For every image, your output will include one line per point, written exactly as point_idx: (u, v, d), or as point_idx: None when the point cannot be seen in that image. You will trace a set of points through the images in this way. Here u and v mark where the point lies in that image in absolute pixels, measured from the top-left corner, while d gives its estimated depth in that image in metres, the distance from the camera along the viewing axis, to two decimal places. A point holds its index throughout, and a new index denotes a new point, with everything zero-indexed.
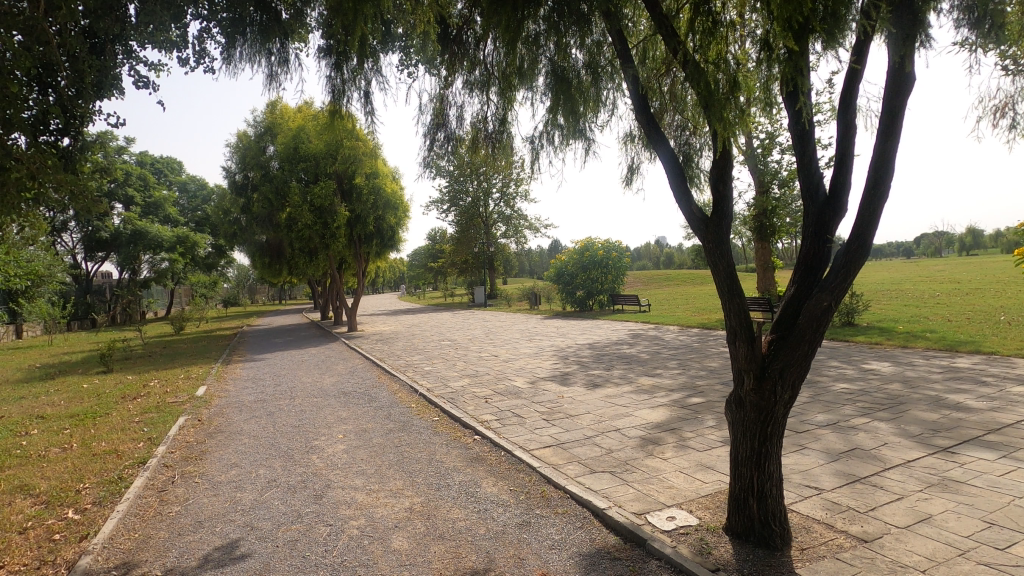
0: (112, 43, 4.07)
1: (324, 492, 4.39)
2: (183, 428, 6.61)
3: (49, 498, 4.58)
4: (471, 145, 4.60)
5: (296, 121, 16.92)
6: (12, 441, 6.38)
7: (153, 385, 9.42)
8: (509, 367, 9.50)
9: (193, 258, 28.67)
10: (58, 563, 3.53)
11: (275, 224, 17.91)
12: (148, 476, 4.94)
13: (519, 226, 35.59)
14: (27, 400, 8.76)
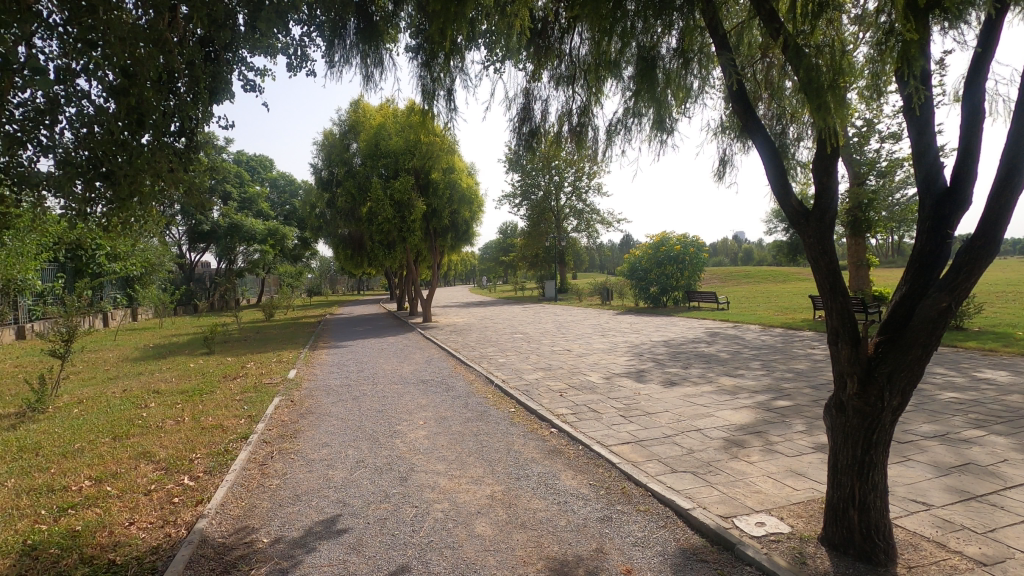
0: (225, 52, 4.43)
1: (409, 475, 4.57)
2: (279, 407, 7.10)
3: (168, 465, 5.07)
4: (555, 138, 4.61)
5: (377, 119, 17.60)
6: (135, 412, 7.11)
7: (250, 367, 10.17)
8: (583, 362, 9.46)
9: (283, 250, 30.56)
10: (179, 523, 3.90)
11: (357, 218, 18.72)
12: (250, 451, 5.35)
13: (591, 220, 35.29)
14: (144, 376, 9.72)
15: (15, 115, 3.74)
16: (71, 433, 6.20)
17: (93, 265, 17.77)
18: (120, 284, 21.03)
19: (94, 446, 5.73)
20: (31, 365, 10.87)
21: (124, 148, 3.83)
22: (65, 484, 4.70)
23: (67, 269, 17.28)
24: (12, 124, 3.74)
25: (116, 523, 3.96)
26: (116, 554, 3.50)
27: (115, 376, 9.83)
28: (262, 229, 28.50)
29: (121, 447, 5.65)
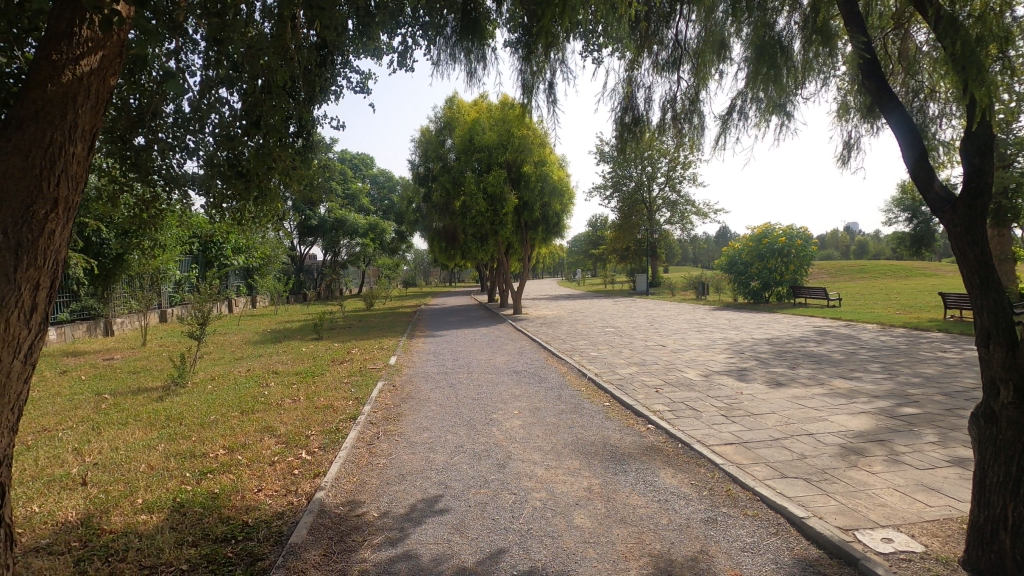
0: (335, 54, 4.66)
1: (506, 462, 4.66)
2: (382, 391, 7.52)
3: (288, 440, 5.54)
4: (657, 128, 4.46)
5: (472, 115, 17.97)
6: (258, 390, 7.83)
7: (356, 352, 10.85)
8: (680, 358, 9.14)
9: (382, 243, 32.20)
10: (300, 493, 4.26)
11: (451, 212, 19.27)
12: (358, 431, 5.70)
13: (685, 212, 33.93)
14: (264, 358, 10.67)
15: (166, 124, 4.23)
16: (207, 406, 6.95)
17: (221, 256, 19.72)
18: (242, 274, 23.18)
19: (226, 419, 6.38)
20: (172, 345, 12.29)
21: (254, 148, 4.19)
22: (203, 451, 5.28)
23: (199, 260, 19.32)
24: (164, 132, 4.25)
25: (247, 488, 4.40)
26: (248, 516, 3.89)
27: (240, 357, 10.89)
28: (363, 223, 30.25)
29: (248, 421, 6.25)
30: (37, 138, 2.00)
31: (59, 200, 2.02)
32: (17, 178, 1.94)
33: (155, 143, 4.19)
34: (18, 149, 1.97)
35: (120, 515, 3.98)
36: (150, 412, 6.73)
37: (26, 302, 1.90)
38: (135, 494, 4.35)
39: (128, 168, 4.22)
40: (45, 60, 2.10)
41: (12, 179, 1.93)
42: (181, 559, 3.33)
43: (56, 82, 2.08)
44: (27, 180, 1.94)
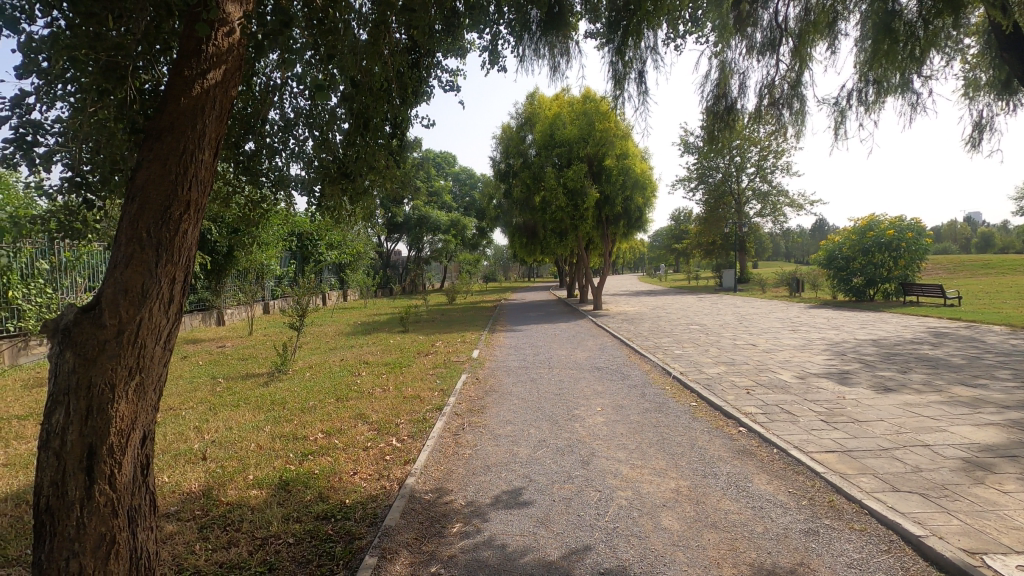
0: (425, 56, 4.78)
1: (590, 459, 4.64)
2: (466, 383, 7.73)
3: (379, 427, 5.83)
4: (751, 115, 4.23)
5: (553, 109, 17.93)
6: (351, 379, 8.30)
7: (440, 345, 11.21)
8: (772, 358, 8.65)
9: (463, 239, 32.96)
10: (392, 477, 4.47)
11: (531, 207, 19.37)
12: (444, 421, 5.89)
13: (778, 203, 31.97)
14: (355, 349, 11.28)
15: (271, 129, 4.56)
16: (306, 392, 7.47)
17: (316, 253, 21.04)
18: (334, 270, 24.62)
19: (323, 404, 6.83)
20: (275, 334, 13.30)
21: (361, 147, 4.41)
22: (304, 434, 5.69)
23: (297, 256, 20.71)
24: (269, 136, 4.58)
25: (344, 471, 4.68)
26: (345, 497, 4.14)
27: (334, 347, 11.59)
28: (445, 220, 31.14)
29: (343, 408, 6.64)
30: (173, 147, 2.22)
31: (190, 202, 2.23)
32: (157, 184, 2.16)
33: (262, 147, 4.54)
34: (157, 158, 2.20)
35: (234, 489, 4.37)
36: (258, 396, 7.34)
37: (167, 293, 2.12)
38: (246, 470, 4.76)
39: (240, 172, 4.60)
40: (179, 76, 2.33)
41: (153, 185, 2.16)
42: (287, 533, 3.60)
43: (187, 96, 2.30)
44: (166, 186, 2.17)
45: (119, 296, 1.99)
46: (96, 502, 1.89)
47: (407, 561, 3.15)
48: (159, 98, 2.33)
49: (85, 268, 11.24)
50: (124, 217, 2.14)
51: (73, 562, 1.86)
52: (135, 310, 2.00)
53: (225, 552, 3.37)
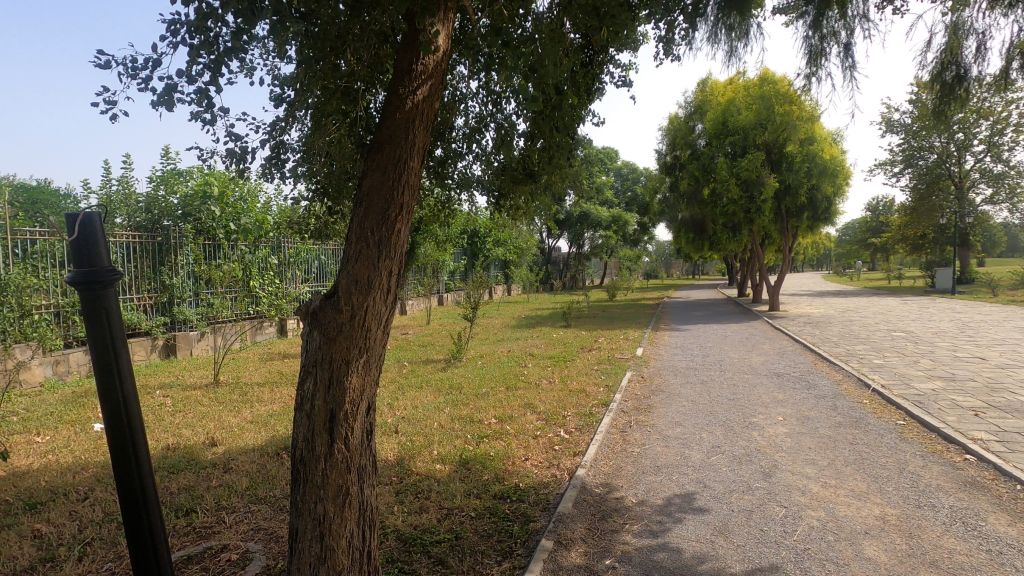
0: (597, 53, 4.79)
1: (772, 471, 4.29)
2: (631, 381, 7.64)
3: (547, 417, 6.04)
4: (992, 83, 3.53)
5: (726, 94, 16.78)
6: (518, 369, 8.70)
7: (602, 341, 11.21)
8: (1010, 376, 7.12)
9: (625, 235, 32.40)
10: (562, 467, 4.61)
11: (700, 200, 18.39)
12: (611, 417, 5.91)
13: (1017, 186, 26.14)
14: (521, 341, 11.79)
15: (456, 136, 4.97)
16: (479, 379, 8.01)
17: (484, 249, 22.29)
18: (500, 266, 25.89)
19: (495, 392, 7.28)
20: (449, 324, 14.47)
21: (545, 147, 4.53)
22: (479, 418, 6.12)
23: (468, 252, 22.21)
24: (455, 143, 5.00)
25: (516, 456, 4.94)
26: (520, 480, 4.38)
27: (502, 339, 12.25)
28: (607, 216, 30.98)
29: (513, 396, 6.98)
30: (391, 156, 2.55)
31: (403, 205, 2.54)
32: (379, 189, 2.50)
33: (450, 152, 4.98)
34: (378, 166, 2.54)
35: (422, 461, 4.87)
36: (438, 379, 8.07)
37: (386, 284, 2.44)
38: (431, 446, 5.27)
39: (430, 175, 5.11)
40: (395, 94, 2.65)
41: (375, 191, 2.50)
42: (470, 507, 3.91)
43: (402, 110, 2.62)
44: (385, 191, 2.50)
45: (351, 286, 2.34)
46: (335, 458, 2.26)
47: (582, 551, 3.24)
48: (379, 114, 2.68)
49: (303, 262, 13.33)
50: (354, 219, 2.50)
51: (321, 504, 2.24)
52: (363, 298, 2.34)
53: (418, 517, 3.77)
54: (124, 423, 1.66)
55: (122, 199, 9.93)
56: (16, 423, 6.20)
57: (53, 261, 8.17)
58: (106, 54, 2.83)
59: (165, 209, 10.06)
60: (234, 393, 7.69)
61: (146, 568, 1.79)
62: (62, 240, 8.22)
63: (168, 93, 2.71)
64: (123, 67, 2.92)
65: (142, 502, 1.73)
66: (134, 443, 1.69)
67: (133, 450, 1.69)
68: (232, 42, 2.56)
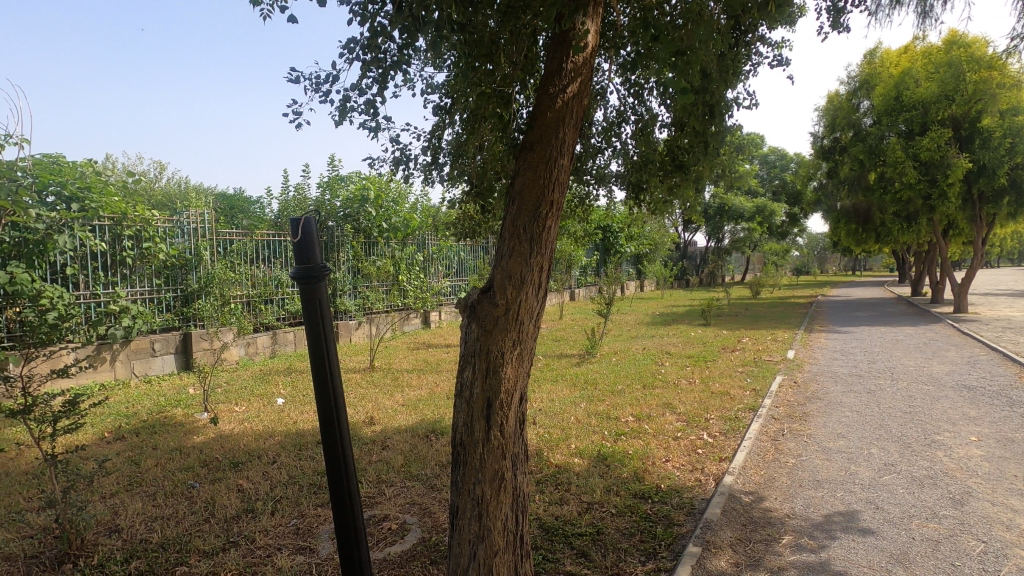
0: (746, 32, 4.44)
1: (964, 499, 3.71)
2: (782, 385, 7.06)
3: (687, 419, 5.80)
4: None
5: (901, 65, 14.72)
6: (655, 368, 8.45)
7: (746, 342, 10.48)
8: None
9: (771, 227, 29.85)
10: (707, 472, 4.40)
11: (865, 187, 16.37)
12: (760, 423, 5.51)
13: None
14: (657, 338, 11.44)
15: (595, 131, 4.94)
16: (615, 376, 7.92)
17: (617, 245, 21.93)
18: (632, 261, 25.27)
19: (631, 389, 7.15)
20: (581, 319, 14.48)
21: (694, 137, 4.29)
22: (616, 415, 6.06)
23: (600, 248, 22.02)
24: (594, 138, 4.98)
25: (657, 456, 4.81)
26: (661, 481, 4.26)
27: (636, 336, 11.98)
28: (750, 207, 28.80)
29: (650, 395, 6.80)
30: (543, 155, 2.61)
31: (554, 202, 2.60)
32: (531, 187, 2.58)
33: (588, 148, 4.97)
34: (530, 166, 2.61)
35: (560, 454, 4.93)
36: (573, 374, 8.13)
37: (537, 279, 2.52)
38: (569, 439, 5.33)
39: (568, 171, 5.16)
40: (545, 94, 2.71)
41: (528, 189, 2.58)
42: (610, 503, 3.90)
43: (552, 109, 2.67)
44: (537, 189, 2.57)
45: (506, 281, 2.45)
46: (491, 444, 2.39)
47: (733, 561, 3.08)
48: (530, 114, 2.75)
49: (445, 259, 14.17)
50: (507, 217, 2.61)
51: (479, 486, 2.38)
52: (516, 292, 2.45)
53: (560, 508, 3.84)
54: (330, 401, 1.89)
55: (298, 203, 11.44)
56: (220, 394, 7.42)
57: (246, 258, 9.60)
58: (298, 73, 3.76)
59: (330, 211, 11.32)
60: (387, 378, 8.45)
61: (344, 531, 2.02)
62: (253, 240, 9.64)
63: (345, 105, 3.04)
64: (309, 83, 3.78)
65: (343, 473, 1.95)
66: (338, 419, 1.92)
67: (337, 424, 1.90)
68: (398, 56, 2.81)
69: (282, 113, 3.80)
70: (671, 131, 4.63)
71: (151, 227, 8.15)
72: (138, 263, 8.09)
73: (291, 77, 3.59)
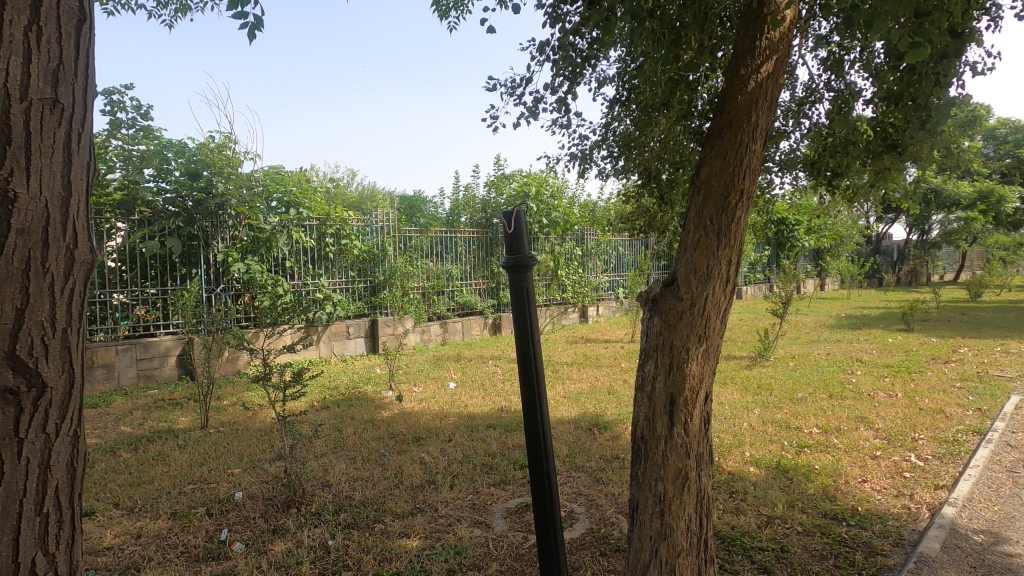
0: None
1: None
2: (1019, 407, 5.81)
3: (888, 436, 5.06)
4: None
5: None
6: (843, 376, 7.51)
7: (964, 352, 8.82)
8: None
9: (998, 215, 24.62)
10: (918, 500, 3.81)
11: None
12: (990, 450, 4.61)
13: None
14: (843, 343, 10.15)
15: (781, 113, 4.52)
16: (793, 382, 7.20)
17: (793, 238, 19.86)
18: (811, 257, 22.63)
19: (814, 398, 6.44)
20: (750, 319, 13.40)
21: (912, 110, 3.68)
22: (797, 424, 5.50)
23: (772, 242, 20.14)
24: (779, 120, 4.55)
25: (851, 475, 4.28)
26: (858, 503, 3.78)
27: (817, 339, 10.76)
28: (969, 192, 24.06)
29: (838, 406, 6.06)
30: (732, 141, 2.45)
31: (744, 191, 2.42)
32: (718, 176, 2.43)
33: (773, 131, 4.56)
34: (718, 153, 2.46)
35: (734, 461, 4.62)
36: (744, 377, 7.57)
37: (725, 272, 2.39)
38: (743, 446, 4.97)
39: None
40: (736, 76, 2.53)
41: (715, 177, 2.44)
42: (796, 520, 3.56)
43: (744, 92, 2.48)
44: (726, 177, 2.42)
45: (691, 274, 2.36)
46: (674, 441, 2.33)
47: None
48: (718, 99, 2.59)
49: (603, 254, 14.10)
50: (691, 208, 2.50)
51: (661, 483, 2.34)
52: (703, 286, 2.34)
53: (736, 517, 3.60)
54: (532, 384, 1.98)
55: (466, 202, 12.22)
56: (402, 375, 8.27)
57: (422, 253, 10.52)
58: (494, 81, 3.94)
59: (495, 208, 11.92)
60: (547, 369, 8.68)
61: (541, 510, 2.10)
62: (428, 236, 10.54)
63: (535, 105, 3.17)
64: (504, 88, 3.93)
65: (543, 455, 2.02)
66: (538, 403, 2.00)
67: (538, 407, 1.99)
68: (586, 52, 2.85)
69: (481, 119, 4.02)
70: (877, 107, 4.07)
71: (348, 226, 9.32)
72: (337, 258, 9.32)
73: (488, 85, 3.89)
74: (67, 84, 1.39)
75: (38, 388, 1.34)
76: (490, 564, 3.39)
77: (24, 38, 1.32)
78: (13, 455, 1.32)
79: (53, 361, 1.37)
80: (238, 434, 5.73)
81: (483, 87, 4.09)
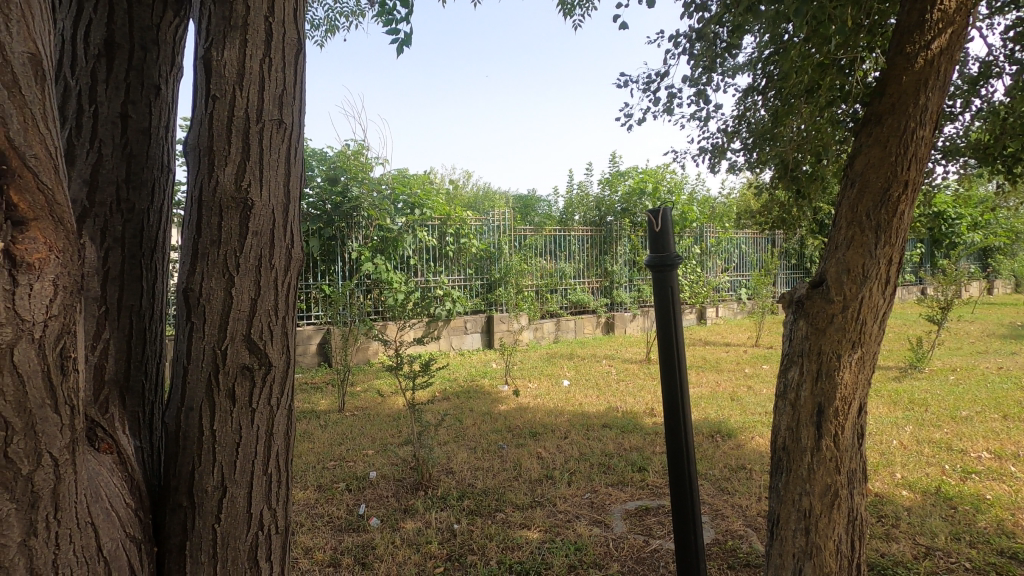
0: None
1: None
2: None
3: None
4: None
5: None
6: (1020, 394, 6.46)
7: None
8: None
9: None
10: None
11: None
12: None
13: None
14: (1019, 357, 8.72)
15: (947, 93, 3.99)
16: (955, 399, 6.32)
17: (953, 235, 17.39)
18: (976, 257, 19.64)
19: (983, 418, 5.62)
20: (898, 326, 11.97)
21: None
22: (961, 446, 4.83)
23: (926, 240, 17.79)
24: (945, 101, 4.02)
25: None
26: None
27: (985, 350, 9.35)
28: None
29: (1015, 429, 5.22)
30: (894, 128, 2.20)
31: (910, 181, 2.17)
32: (877, 167, 2.20)
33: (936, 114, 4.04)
34: (877, 141, 2.22)
35: (881, 482, 4.17)
36: (891, 390, 6.79)
37: (884, 274, 2.17)
38: (893, 466, 4.47)
39: None
40: (900, 54, 2.25)
41: (873, 169, 2.21)
42: (963, 555, 3.14)
43: (910, 72, 2.21)
44: (886, 167, 2.18)
45: (843, 275, 2.17)
46: (823, 454, 2.17)
47: None
48: (876, 82, 2.34)
49: (724, 252, 13.36)
50: (842, 202, 2.30)
51: (806, 499, 2.19)
52: (858, 288, 2.15)
53: (887, 545, 3.25)
54: (674, 384, 1.95)
55: (580, 200, 12.19)
56: (517, 371, 8.47)
57: (536, 252, 10.67)
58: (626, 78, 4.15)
59: (609, 206, 11.76)
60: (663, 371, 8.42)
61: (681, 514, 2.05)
62: (542, 235, 10.67)
63: (669, 100, 3.11)
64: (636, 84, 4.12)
65: (684, 456, 1.98)
66: (681, 405, 1.96)
67: (680, 407, 1.95)
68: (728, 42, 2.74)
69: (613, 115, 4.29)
70: None
71: (466, 225, 9.72)
72: (456, 256, 9.75)
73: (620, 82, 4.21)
74: (293, 113, 1.69)
75: (266, 366, 1.62)
76: (611, 564, 3.38)
77: (257, 79, 1.60)
78: (249, 422, 1.61)
79: (275, 343, 1.65)
80: (370, 419, 6.21)
81: (616, 83, 4.07)
